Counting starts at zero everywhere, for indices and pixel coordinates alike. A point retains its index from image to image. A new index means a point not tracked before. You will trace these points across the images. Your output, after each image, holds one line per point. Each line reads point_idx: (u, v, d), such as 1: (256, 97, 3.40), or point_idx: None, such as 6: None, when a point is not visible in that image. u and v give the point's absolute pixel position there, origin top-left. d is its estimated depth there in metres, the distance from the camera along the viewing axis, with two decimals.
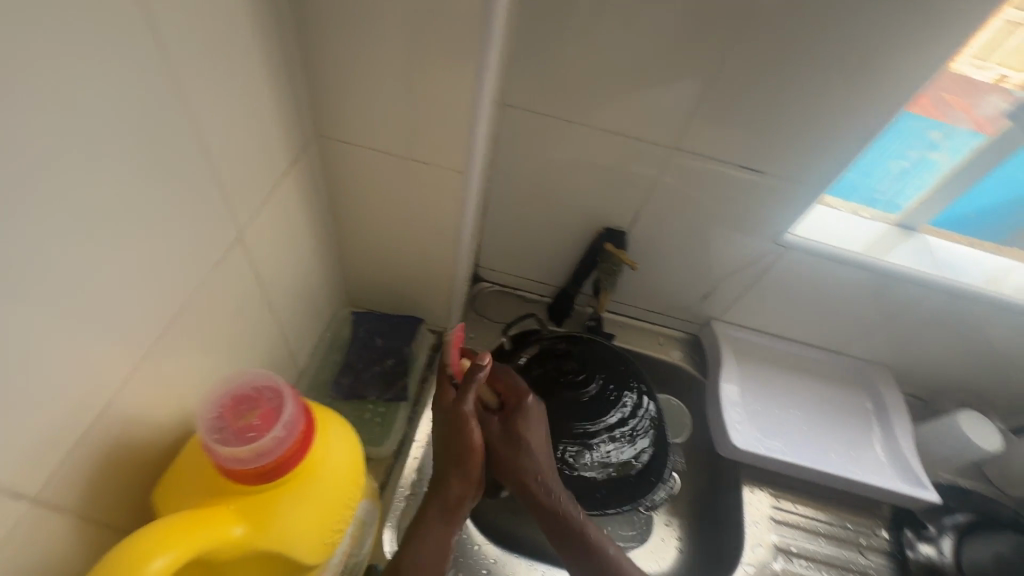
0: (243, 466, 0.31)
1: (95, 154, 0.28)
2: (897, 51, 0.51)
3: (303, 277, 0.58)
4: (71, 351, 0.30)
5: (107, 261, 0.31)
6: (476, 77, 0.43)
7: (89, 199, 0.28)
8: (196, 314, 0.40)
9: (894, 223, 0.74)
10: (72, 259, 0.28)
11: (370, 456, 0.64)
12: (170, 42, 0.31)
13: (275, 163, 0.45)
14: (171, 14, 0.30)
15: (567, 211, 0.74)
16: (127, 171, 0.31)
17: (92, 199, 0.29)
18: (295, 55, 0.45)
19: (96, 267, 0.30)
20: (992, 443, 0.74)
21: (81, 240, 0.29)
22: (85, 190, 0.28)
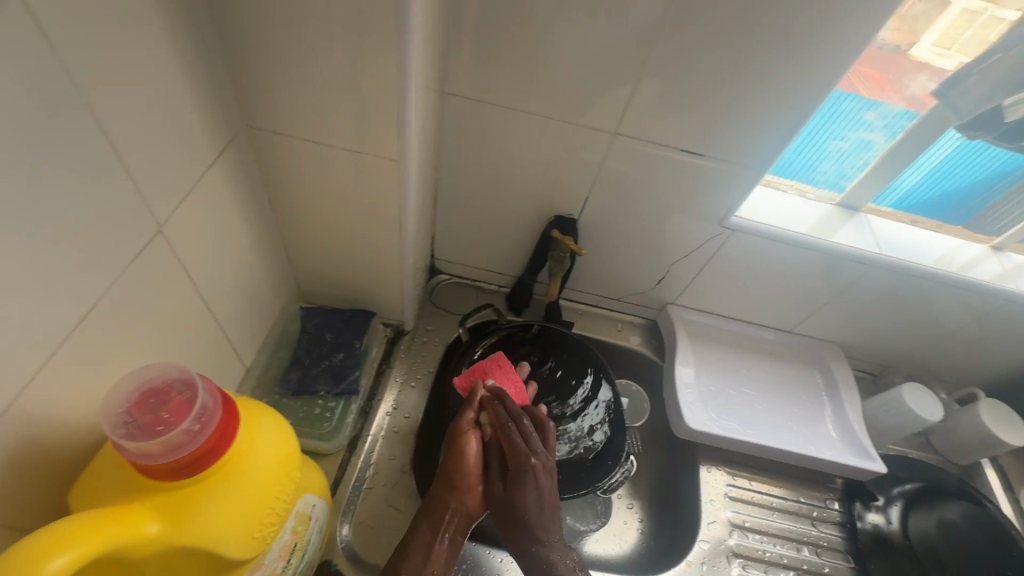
0: (151, 462, 0.31)
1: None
2: (822, 33, 0.52)
3: (244, 273, 0.57)
4: None
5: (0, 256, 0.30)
6: (401, 64, 0.43)
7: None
8: (115, 312, 0.39)
9: (836, 205, 0.76)
10: None
11: (323, 453, 0.63)
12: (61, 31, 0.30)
13: (197, 155, 0.44)
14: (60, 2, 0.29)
15: (517, 200, 0.74)
16: (19, 165, 0.29)
17: None
18: (214, 45, 0.44)
19: None
20: (935, 412, 0.75)
21: None
22: None
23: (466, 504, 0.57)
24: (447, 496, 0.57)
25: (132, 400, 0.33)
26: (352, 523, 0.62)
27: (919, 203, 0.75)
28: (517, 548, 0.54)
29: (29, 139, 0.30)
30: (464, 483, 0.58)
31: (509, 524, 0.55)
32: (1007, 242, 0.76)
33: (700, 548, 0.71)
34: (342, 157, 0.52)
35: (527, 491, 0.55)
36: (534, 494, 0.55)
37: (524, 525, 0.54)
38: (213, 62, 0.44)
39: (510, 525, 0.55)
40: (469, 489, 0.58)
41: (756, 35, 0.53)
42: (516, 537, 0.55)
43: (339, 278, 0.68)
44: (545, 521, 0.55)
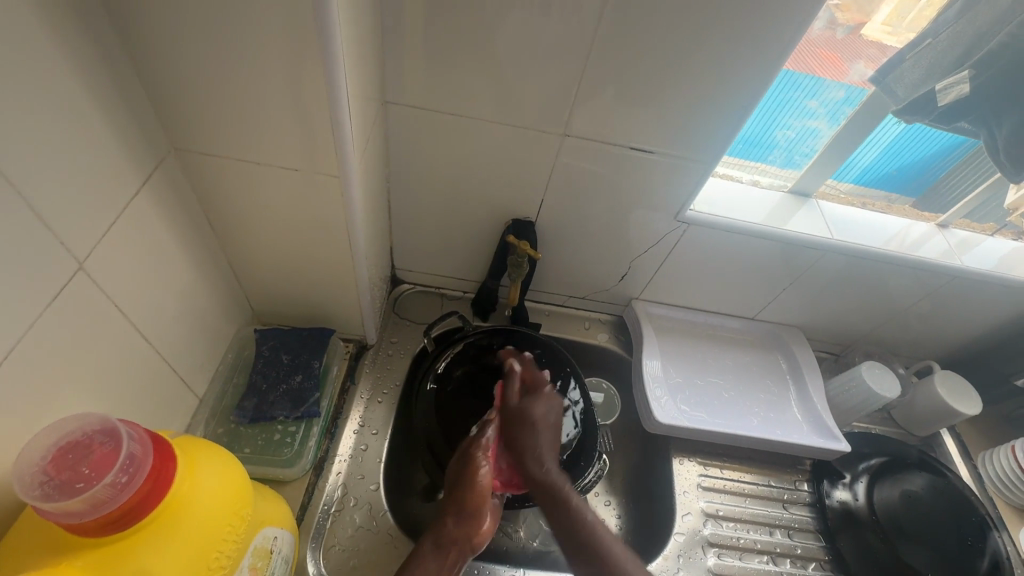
0: (76, 520, 0.29)
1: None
2: (758, 28, 0.53)
3: (188, 300, 0.55)
4: None
5: None
6: (329, 76, 0.41)
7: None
8: (34, 358, 0.37)
9: (788, 192, 0.77)
10: None
11: (286, 479, 0.61)
12: None
13: (119, 182, 0.42)
14: None
15: (473, 206, 0.73)
16: None
17: None
18: (127, 67, 0.41)
19: None
20: (891, 389, 0.77)
21: None
22: None
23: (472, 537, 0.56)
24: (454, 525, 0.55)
25: (49, 457, 0.31)
26: (321, 550, 0.60)
27: (878, 177, 0.77)
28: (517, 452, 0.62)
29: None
30: (474, 510, 0.57)
31: (518, 431, 0.63)
32: (950, 218, 0.79)
33: (676, 541, 0.71)
34: (280, 174, 0.50)
35: (541, 405, 0.66)
36: (544, 411, 0.66)
37: (530, 431, 0.63)
38: (129, 85, 0.42)
39: (518, 432, 0.63)
40: (477, 518, 0.57)
41: (694, 31, 0.53)
42: (521, 444, 0.62)
43: (293, 297, 0.66)
44: (545, 435, 0.63)
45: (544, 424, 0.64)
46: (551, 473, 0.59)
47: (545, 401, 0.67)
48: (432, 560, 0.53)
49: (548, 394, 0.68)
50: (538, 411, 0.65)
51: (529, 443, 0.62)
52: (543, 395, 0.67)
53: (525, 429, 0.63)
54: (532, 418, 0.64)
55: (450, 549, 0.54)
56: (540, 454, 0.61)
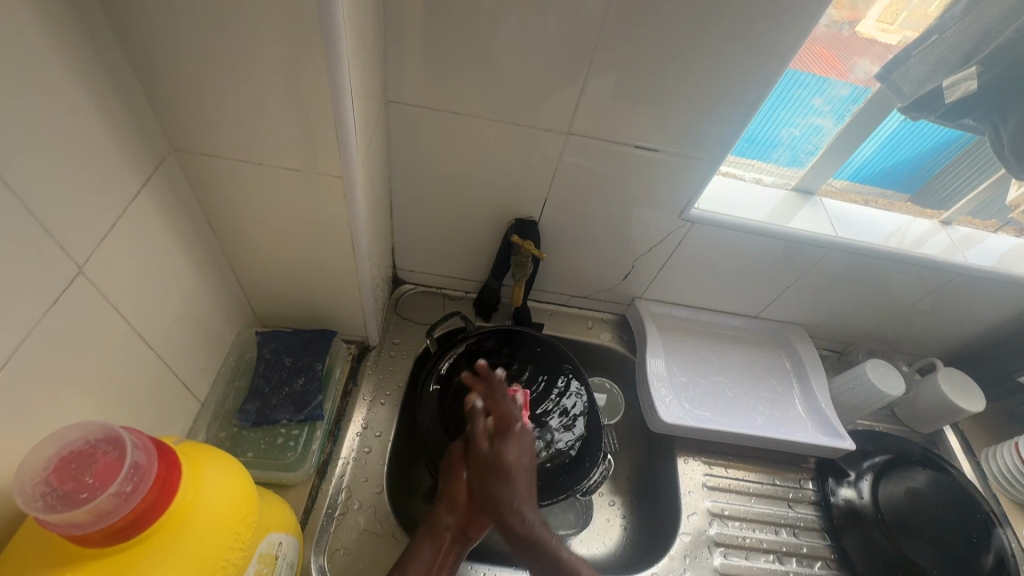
0: (80, 532, 0.28)
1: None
2: (764, 26, 0.52)
3: (189, 303, 0.54)
4: None
5: None
6: (332, 75, 0.40)
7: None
8: (35, 364, 0.36)
9: (792, 189, 0.77)
10: None
11: (290, 483, 0.61)
12: None
13: (119, 185, 0.41)
14: None
15: (475, 205, 0.72)
16: None
17: None
18: (125, 66, 0.40)
19: None
20: (896, 387, 0.77)
21: None
22: None
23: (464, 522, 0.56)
24: (444, 514, 0.56)
25: (51, 467, 0.30)
26: (326, 554, 0.59)
27: (873, 174, 0.76)
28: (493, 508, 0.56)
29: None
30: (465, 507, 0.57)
31: (492, 483, 0.57)
32: (953, 215, 0.79)
33: (681, 541, 0.71)
34: (282, 175, 0.49)
35: (513, 447, 0.60)
36: (517, 453, 0.60)
37: (506, 482, 0.57)
38: (126, 85, 0.41)
39: (492, 481, 0.57)
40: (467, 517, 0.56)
41: (700, 29, 0.53)
42: (497, 497, 0.57)
43: (294, 298, 0.65)
44: (521, 483, 0.58)
45: (520, 471, 0.59)
46: (536, 530, 0.55)
47: (518, 442, 0.61)
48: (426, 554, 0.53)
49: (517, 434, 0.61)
50: (512, 457, 0.59)
51: (507, 495, 0.57)
52: (515, 434, 0.61)
53: (498, 479, 0.58)
54: (508, 466, 0.59)
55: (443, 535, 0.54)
56: (519, 506, 0.56)
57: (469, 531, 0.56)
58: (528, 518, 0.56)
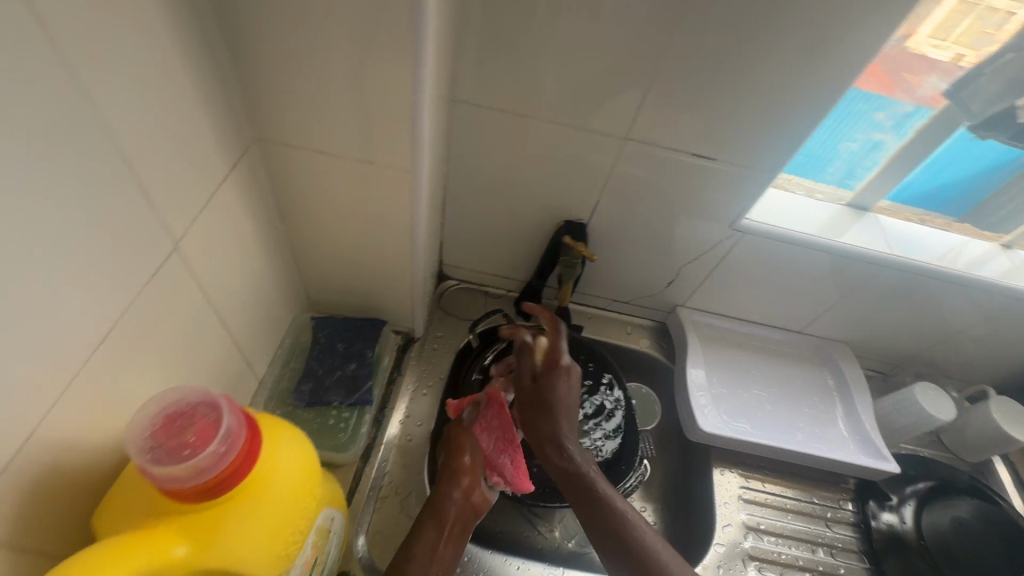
0: (180, 486, 0.31)
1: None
2: (833, 41, 0.52)
3: (255, 285, 0.56)
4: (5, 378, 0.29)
5: (37, 282, 0.30)
6: (414, 74, 0.42)
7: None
8: (134, 331, 0.38)
9: (845, 205, 0.76)
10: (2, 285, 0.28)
11: (338, 464, 0.63)
12: (86, 64, 0.30)
13: (212, 170, 0.44)
14: (84, 35, 0.30)
15: (526, 205, 0.73)
16: (51, 194, 0.30)
17: (15, 225, 0.28)
18: (224, 59, 0.43)
19: (26, 291, 0.29)
20: (947, 412, 0.75)
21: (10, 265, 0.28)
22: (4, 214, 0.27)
23: (469, 500, 0.60)
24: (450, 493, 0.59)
25: (157, 424, 0.32)
26: (368, 534, 0.61)
27: (917, 195, 0.75)
28: (538, 438, 0.62)
29: (37, 157, 0.28)
30: (466, 479, 0.60)
31: (539, 415, 0.62)
32: (1016, 239, 0.76)
33: (716, 552, 0.71)
34: (353, 167, 0.52)
35: (559, 383, 0.63)
36: (564, 390, 0.63)
37: (549, 415, 0.62)
38: (222, 75, 0.44)
39: (539, 412, 0.62)
40: (470, 486, 0.60)
41: (770, 38, 0.53)
42: (543, 430, 0.61)
43: (349, 286, 0.68)
44: (566, 417, 0.62)
45: (565, 405, 0.62)
46: (576, 462, 0.59)
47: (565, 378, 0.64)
48: (433, 530, 0.56)
49: (566, 370, 0.64)
50: (559, 391, 0.63)
51: (551, 429, 0.61)
52: (562, 370, 0.64)
53: (544, 412, 0.62)
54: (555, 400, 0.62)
55: (447, 513, 0.58)
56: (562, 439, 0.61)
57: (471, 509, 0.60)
58: (570, 453, 0.60)
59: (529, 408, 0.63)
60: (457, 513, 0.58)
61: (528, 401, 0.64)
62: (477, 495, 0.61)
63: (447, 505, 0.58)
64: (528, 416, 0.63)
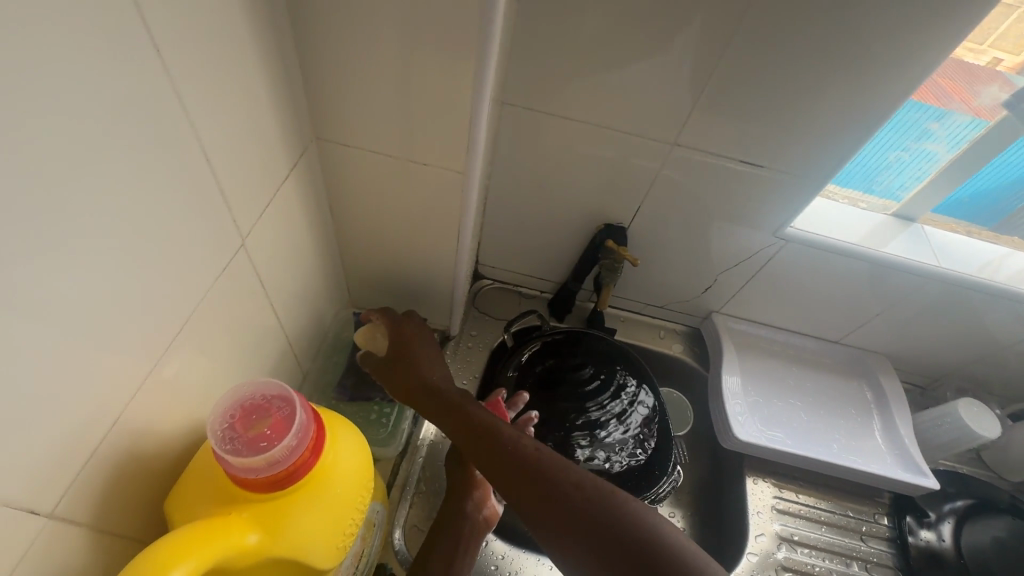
0: (256, 477, 0.32)
1: (88, 165, 0.27)
2: (896, 49, 0.51)
3: (306, 280, 0.58)
4: (95, 366, 0.30)
5: (127, 275, 0.31)
6: (477, 77, 0.43)
7: (85, 214, 0.27)
8: (203, 324, 0.40)
9: (891, 215, 0.75)
10: (98, 276, 0.29)
11: (377, 457, 0.64)
12: (175, 65, 0.31)
13: (275, 167, 0.45)
14: (176, 37, 0.31)
15: (568, 208, 0.73)
16: (142, 191, 0.31)
17: (110, 219, 0.29)
18: (292, 59, 0.44)
19: (117, 283, 0.31)
20: (992, 430, 0.73)
21: (104, 259, 0.29)
22: (102, 209, 0.29)
23: (480, 514, 0.60)
24: (463, 509, 0.60)
25: (234, 415, 0.33)
26: (404, 528, 0.62)
27: (949, 205, 0.73)
28: (414, 395, 0.56)
29: (132, 154, 0.30)
30: (478, 495, 0.61)
31: (405, 374, 0.58)
32: None
33: (748, 561, 0.70)
34: (407, 167, 0.52)
35: (418, 343, 0.60)
36: (423, 346, 0.60)
37: (415, 370, 0.57)
38: (290, 75, 0.45)
39: (407, 370, 0.58)
40: (481, 501, 0.61)
41: (829, 45, 0.52)
42: (415, 385, 0.56)
43: (392, 284, 0.69)
44: (435, 367, 0.58)
45: (430, 360, 0.59)
46: (452, 402, 0.53)
47: (419, 335, 0.61)
48: (446, 542, 0.57)
49: (411, 327, 0.61)
50: (417, 348, 0.60)
51: (420, 384, 0.56)
52: (411, 326, 0.62)
53: (408, 369, 0.58)
54: (416, 357, 0.59)
55: (462, 526, 0.59)
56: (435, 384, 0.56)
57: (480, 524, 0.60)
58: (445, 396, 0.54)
59: (395, 372, 0.58)
60: (471, 528, 0.59)
61: (393, 364, 0.59)
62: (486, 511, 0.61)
63: (463, 518, 0.59)
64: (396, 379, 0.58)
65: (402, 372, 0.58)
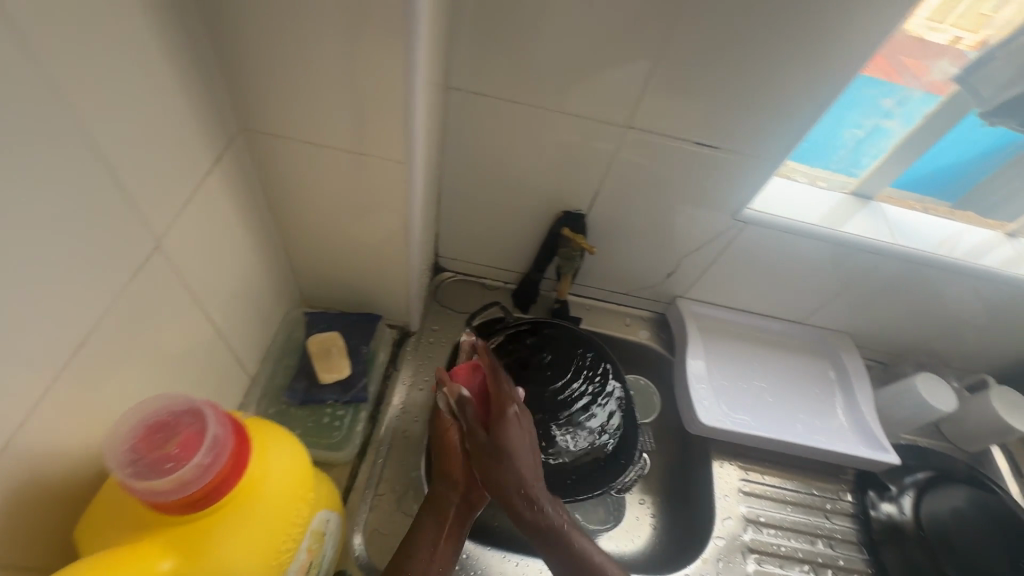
0: (165, 499, 0.29)
1: None
2: (845, 23, 0.50)
3: (245, 280, 0.55)
4: None
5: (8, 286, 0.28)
6: (407, 59, 0.40)
7: None
8: (116, 334, 0.37)
9: (849, 193, 0.74)
10: None
11: (332, 462, 0.62)
12: (50, 50, 0.28)
13: (195, 162, 0.42)
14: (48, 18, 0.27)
15: (524, 196, 0.71)
16: (18, 192, 0.28)
17: None
18: (205, 44, 0.41)
19: None
20: (948, 403, 0.75)
21: None
22: None
23: (469, 495, 0.57)
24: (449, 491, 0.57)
25: (139, 435, 0.31)
26: (364, 533, 0.60)
27: (911, 180, 0.73)
28: (504, 496, 0.54)
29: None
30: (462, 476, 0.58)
31: (498, 471, 0.53)
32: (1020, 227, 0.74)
33: (715, 545, 0.71)
34: (346, 159, 0.49)
35: (515, 432, 0.54)
36: (518, 436, 0.55)
37: (511, 470, 0.53)
38: (205, 62, 0.41)
39: (499, 468, 0.53)
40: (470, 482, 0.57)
41: (778, 21, 0.51)
42: (506, 488, 0.54)
43: (343, 280, 0.66)
44: (528, 466, 0.54)
45: (525, 456, 0.54)
46: (548, 519, 0.54)
47: (516, 423, 0.55)
48: (432, 526, 0.55)
49: (513, 415, 0.55)
50: (513, 440, 0.54)
51: (518, 483, 0.53)
52: (512, 415, 0.55)
53: (500, 466, 0.53)
54: (511, 452, 0.54)
55: (446, 510, 0.56)
56: (530, 493, 0.54)
57: (472, 500, 0.57)
58: (541, 508, 0.54)
59: (483, 463, 0.54)
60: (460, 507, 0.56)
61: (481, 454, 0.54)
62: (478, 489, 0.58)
63: (448, 502, 0.56)
64: (485, 472, 0.54)
65: (492, 468, 0.53)
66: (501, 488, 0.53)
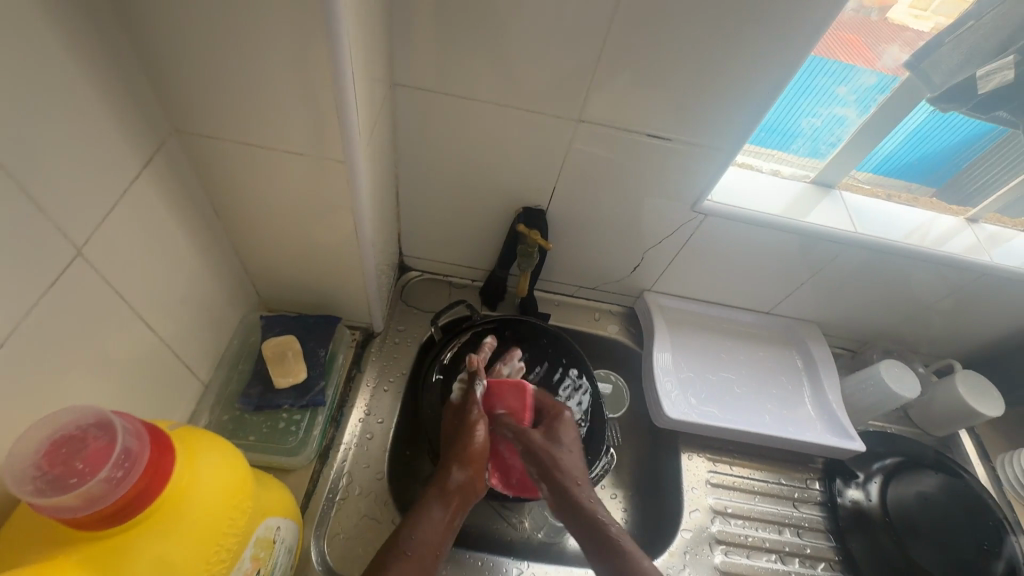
0: (67, 515, 0.29)
1: None
2: (788, 10, 0.50)
3: (191, 285, 0.54)
4: None
5: None
6: (334, 54, 0.39)
7: None
8: (33, 345, 0.36)
9: (811, 182, 0.74)
10: None
11: (289, 468, 0.61)
12: None
13: (119, 165, 0.41)
14: None
15: (482, 193, 0.71)
16: None
17: None
18: (125, 44, 0.40)
19: None
20: (912, 389, 0.75)
21: None
22: None
23: (473, 484, 0.59)
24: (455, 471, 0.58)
25: (42, 451, 0.30)
26: (325, 537, 0.60)
27: (893, 166, 0.73)
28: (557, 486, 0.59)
29: None
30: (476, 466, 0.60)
31: (552, 461, 0.60)
32: (980, 212, 0.75)
33: (682, 538, 0.71)
34: (286, 159, 0.48)
35: (567, 433, 0.64)
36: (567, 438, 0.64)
37: (563, 462, 0.61)
38: (126, 62, 0.40)
39: (554, 459, 0.61)
40: (477, 473, 0.59)
41: (721, 9, 0.50)
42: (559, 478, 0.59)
43: (298, 282, 0.65)
44: (576, 464, 0.61)
45: (573, 455, 0.62)
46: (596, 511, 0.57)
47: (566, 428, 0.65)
48: (437, 507, 0.55)
49: (567, 420, 0.65)
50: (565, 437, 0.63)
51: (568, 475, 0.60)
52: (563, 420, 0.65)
53: (555, 458, 0.61)
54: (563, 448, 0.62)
55: (453, 495, 0.57)
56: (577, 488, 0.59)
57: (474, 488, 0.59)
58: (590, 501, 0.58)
59: (536, 455, 0.61)
60: (461, 492, 0.57)
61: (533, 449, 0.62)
62: (479, 481, 0.60)
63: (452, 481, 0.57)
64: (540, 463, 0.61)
65: (546, 458, 0.61)
66: (555, 476, 0.59)
